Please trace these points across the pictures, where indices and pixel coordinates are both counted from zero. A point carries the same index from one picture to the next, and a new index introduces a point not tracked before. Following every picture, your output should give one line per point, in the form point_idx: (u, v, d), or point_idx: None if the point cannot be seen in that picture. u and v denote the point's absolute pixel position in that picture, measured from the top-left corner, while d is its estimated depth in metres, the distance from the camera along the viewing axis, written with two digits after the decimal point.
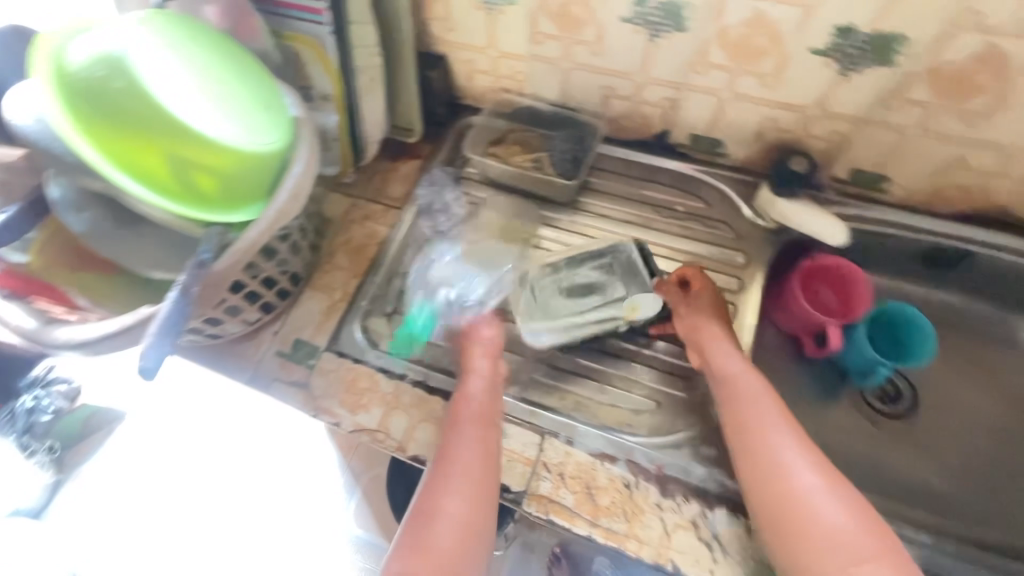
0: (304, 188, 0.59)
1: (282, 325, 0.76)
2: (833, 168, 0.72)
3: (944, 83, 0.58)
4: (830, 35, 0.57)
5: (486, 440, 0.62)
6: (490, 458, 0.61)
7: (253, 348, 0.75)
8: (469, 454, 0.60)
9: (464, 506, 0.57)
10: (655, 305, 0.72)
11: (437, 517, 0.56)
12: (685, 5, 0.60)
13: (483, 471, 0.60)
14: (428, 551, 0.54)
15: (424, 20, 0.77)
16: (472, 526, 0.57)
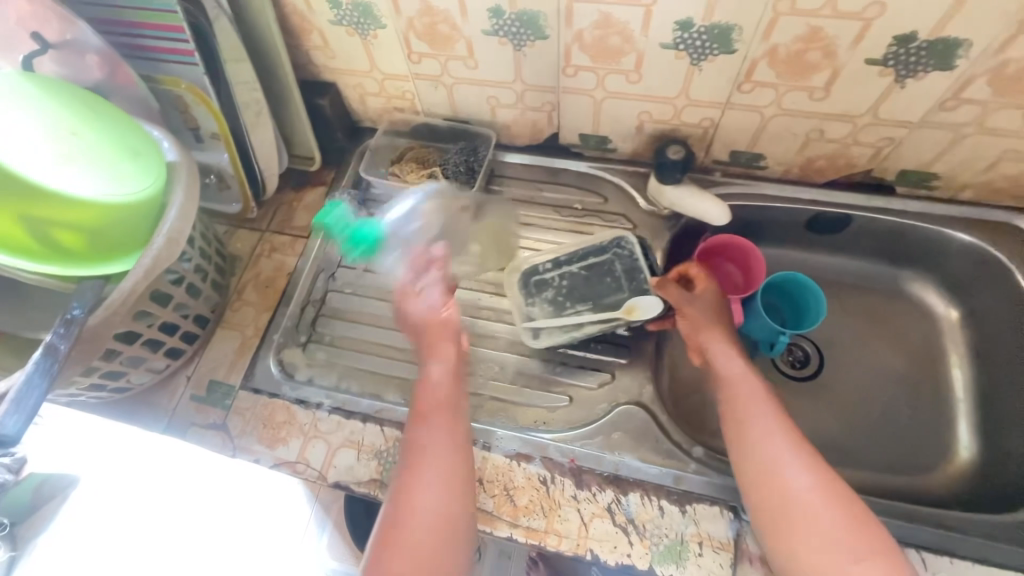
0: (182, 231, 0.59)
1: (195, 370, 0.75)
2: (710, 151, 0.76)
3: (784, 64, 0.61)
4: (673, 30, 0.60)
5: (455, 422, 0.59)
6: (461, 440, 0.59)
7: (168, 397, 0.73)
8: (441, 441, 0.57)
9: (443, 495, 0.54)
10: (656, 304, 0.70)
11: (416, 511, 0.53)
12: (538, 14, 0.63)
13: (456, 457, 0.57)
14: (409, 541, 0.52)
15: (306, 51, 0.79)
16: (453, 517, 0.54)
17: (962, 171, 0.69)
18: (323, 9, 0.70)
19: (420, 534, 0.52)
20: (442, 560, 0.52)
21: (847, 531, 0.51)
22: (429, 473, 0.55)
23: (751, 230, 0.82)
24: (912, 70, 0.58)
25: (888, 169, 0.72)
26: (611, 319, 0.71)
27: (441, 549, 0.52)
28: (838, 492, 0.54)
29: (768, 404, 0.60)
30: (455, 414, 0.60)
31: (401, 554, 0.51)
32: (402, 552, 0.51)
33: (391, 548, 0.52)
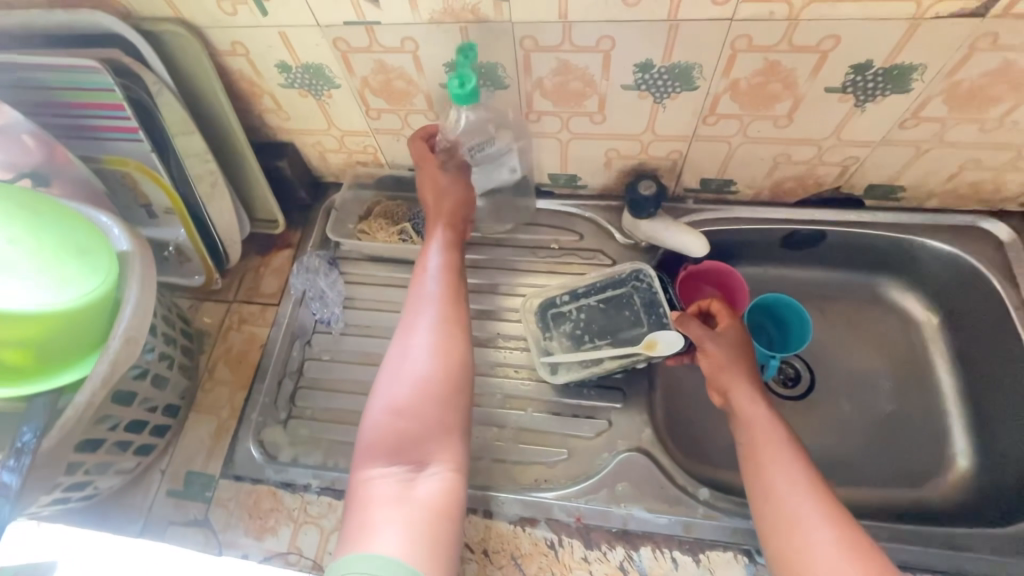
0: (141, 329, 0.56)
1: (169, 462, 0.70)
2: (681, 181, 0.76)
3: (746, 96, 0.61)
4: (633, 72, 0.60)
5: (456, 284, 0.64)
6: (457, 295, 0.63)
7: (142, 494, 0.69)
8: (442, 290, 0.62)
9: (446, 344, 0.59)
10: (676, 342, 0.68)
11: (415, 349, 0.58)
12: (497, 65, 0.62)
13: (454, 306, 0.62)
14: (407, 379, 0.56)
15: (259, 115, 0.76)
16: (449, 354, 0.58)
17: (926, 181, 0.71)
18: (273, 74, 0.68)
19: (416, 365, 0.57)
20: (441, 400, 0.56)
21: None
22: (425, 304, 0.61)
23: (728, 252, 0.82)
24: (870, 95, 0.59)
25: (855, 185, 0.73)
26: (632, 354, 0.70)
27: (439, 387, 0.56)
28: (861, 545, 0.51)
29: (789, 446, 0.58)
30: (456, 278, 0.65)
31: (401, 384, 0.56)
32: (401, 391, 0.56)
33: (390, 379, 0.57)
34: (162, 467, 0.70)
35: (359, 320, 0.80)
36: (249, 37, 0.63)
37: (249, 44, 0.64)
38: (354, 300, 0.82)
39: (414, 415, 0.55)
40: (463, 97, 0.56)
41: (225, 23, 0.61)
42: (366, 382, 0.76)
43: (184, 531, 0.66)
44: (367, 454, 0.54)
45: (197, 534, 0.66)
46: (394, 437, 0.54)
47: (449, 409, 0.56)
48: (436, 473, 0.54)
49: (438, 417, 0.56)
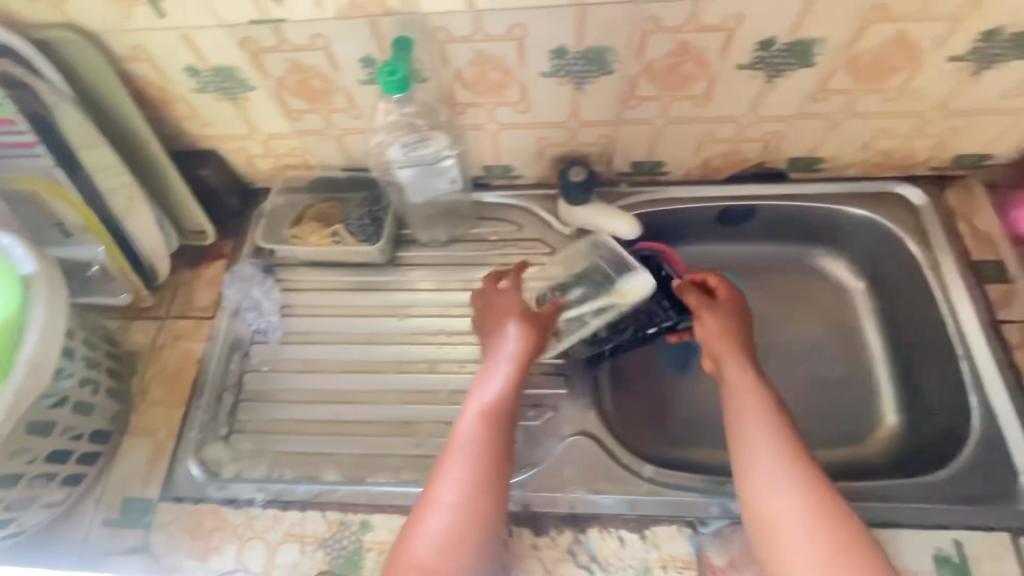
0: (49, 357, 0.58)
1: (103, 490, 0.70)
2: (607, 165, 0.81)
3: (661, 77, 0.67)
4: (549, 58, 0.66)
5: (509, 410, 0.64)
6: (503, 451, 0.61)
7: (75, 526, 0.68)
8: (490, 418, 0.63)
9: (485, 474, 0.60)
10: (648, 282, 0.71)
11: (454, 475, 0.59)
12: (420, 59, 0.66)
13: (495, 432, 0.62)
14: (438, 508, 0.58)
15: (178, 121, 0.77)
16: (484, 486, 0.59)
17: (844, 151, 0.78)
18: (182, 78, 0.70)
19: (450, 492, 0.58)
20: (473, 542, 0.56)
21: (826, 549, 0.54)
22: (467, 428, 0.62)
23: (655, 235, 0.86)
24: (779, 70, 0.66)
25: (760, 160, 0.79)
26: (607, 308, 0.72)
27: (474, 525, 0.57)
28: (826, 510, 0.56)
29: (770, 414, 0.62)
30: (512, 411, 0.64)
31: (436, 509, 0.58)
32: (435, 516, 0.57)
33: (429, 502, 0.59)
34: (102, 498, 0.69)
35: (303, 325, 0.82)
36: (153, 40, 0.65)
37: (194, 50, 0.66)
38: (298, 304, 0.83)
39: (444, 544, 0.56)
40: (395, 86, 0.61)
41: (145, 26, 0.64)
42: (307, 388, 0.78)
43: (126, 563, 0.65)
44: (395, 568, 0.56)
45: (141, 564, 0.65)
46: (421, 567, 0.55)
47: (476, 542, 0.57)
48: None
49: (464, 551, 0.56)
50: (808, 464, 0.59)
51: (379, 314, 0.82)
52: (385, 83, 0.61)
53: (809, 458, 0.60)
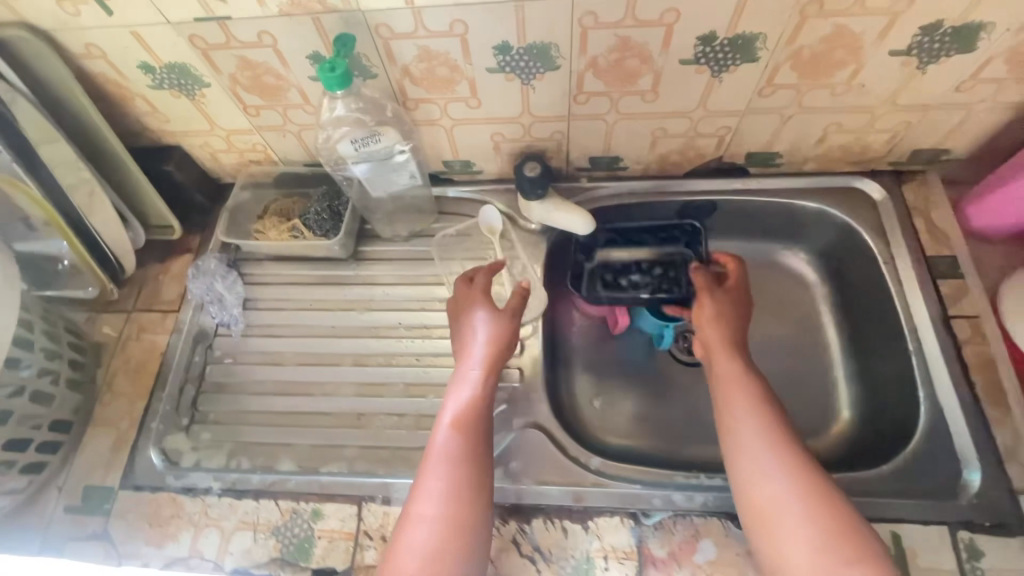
0: None
1: (195, 485, 0.68)
2: (725, 156, 0.74)
3: (805, 66, 0.59)
4: (695, 45, 0.57)
5: (770, 421, 0.58)
6: (771, 429, 0.57)
7: (167, 523, 0.66)
8: (755, 412, 0.59)
9: (783, 476, 0.54)
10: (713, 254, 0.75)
11: (763, 468, 0.55)
12: (549, 45, 0.59)
13: (777, 433, 0.57)
14: (785, 502, 0.53)
15: (270, 108, 0.70)
16: (805, 477, 0.54)
17: (974, 144, 0.69)
18: (301, 65, 0.63)
19: (776, 486, 0.54)
20: (820, 505, 0.52)
21: (813, 520, 0.51)
22: (752, 427, 0.58)
23: (767, 227, 0.81)
24: (934, 56, 0.57)
25: (900, 152, 0.72)
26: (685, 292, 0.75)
27: (808, 485, 0.53)
28: (804, 472, 0.54)
29: (758, 401, 0.60)
30: (763, 420, 0.58)
31: (774, 505, 0.53)
32: (780, 511, 0.53)
33: (759, 497, 0.54)
34: (186, 490, 0.68)
35: (396, 322, 0.78)
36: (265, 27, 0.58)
37: (279, 35, 0.59)
38: (387, 299, 0.79)
39: (813, 539, 0.51)
40: (334, 82, 0.56)
41: (244, 13, 0.57)
42: (407, 383, 0.74)
43: (207, 563, 0.63)
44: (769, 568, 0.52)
45: (219, 567, 0.63)
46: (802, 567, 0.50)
47: (849, 533, 0.51)
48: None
49: (845, 541, 0.50)
50: (789, 440, 0.57)
51: None
52: (325, 79, 0.56)
53: (795, 440, 0.57)
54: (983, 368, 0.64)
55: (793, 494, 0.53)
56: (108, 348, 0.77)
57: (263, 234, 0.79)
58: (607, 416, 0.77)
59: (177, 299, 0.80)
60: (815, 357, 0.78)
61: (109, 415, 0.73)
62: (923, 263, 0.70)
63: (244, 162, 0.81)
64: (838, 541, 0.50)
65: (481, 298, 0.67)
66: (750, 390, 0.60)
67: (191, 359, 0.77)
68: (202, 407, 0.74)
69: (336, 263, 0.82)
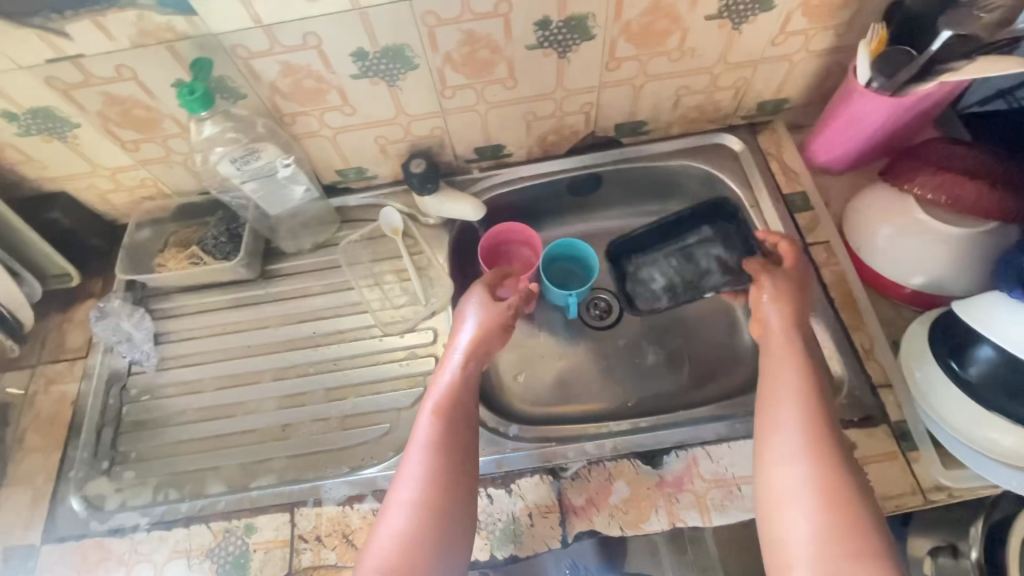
0: None
1: (123, 525, 0.67)
2: (597, 130, 0.80)
3: (637, 38, 0.66)
4: (535, 31, 0.63)
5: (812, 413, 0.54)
6: (816, 417, 0.55)
7: (96, 567, 0.65)
8: (800, 396, 0.56)
9: (809, 467, 0.52)
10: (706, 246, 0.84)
11: (788, 451, 0.53)
12: (402, 46, 0.63)
13: (816, 422, 0.54)
14: (798, 489, 0.51)
15: (150, 141, 0.71)
16: (834, 472, 0.51)
17: (807, 91, 0.77)
18: (169, 94, 0.65)
19: (796, 476, 0.51)
20: (840, 502, 0.49)
21: (826, 511, 0.49)
22: (791, 411, 0.55)
23: (650, 192, 0.87)
24: (744, 17, 0.65)
25: (748, 106, 0.79)
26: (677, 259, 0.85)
27: (833, 481, 0.50)
28: (833, 467, 0.51)
29: (804, 385, 0.57)
30: (804, 411, 0.55)
31: (790, 494, 0.51)
32: (797, 498, 0.51)
33: (775, 486, 0.52)
34: (113, 531, 0.67)
35: (312, 332, 0.79)
36: (121, 60, 0.60)
37: (137, 67, 0.61)
38: (302, 311, 0.81)
39: (825, 530, 0.48)
40: (195, 104, 0.59)
41: (97, 49, 0.58)
42: (328, 388, 0.75)
43: None
44: (770, 547, 0.51)
45: None
46: (804, 552, 0.48)
47: (862, 529, 0.48)
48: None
49: (858, 542, 0.47)
50: (832, 435, 0.54)
51: (388, 309, 0.80)
52: (186, 103, 0.59)
53: (836, 434, 0.54)
54: (840, 284, 0.71)
55: (814, 486, 0.51)
56: (15, 406, 0.75)
57: (165, 266, 0.79)
58: (529, 389, 0.80)
59: (84, 345, 0.79)
60: (710, 303, 0.84)
61: (24, 473, 0.71)
62: (781, 201, 0.77)
63: (137, 199, 0.81)
64: (851, 538, 0.47)
65: (480, 288, 0.71)
66: (799, 380, 0.57)
67: (106, 401, 0.76)
68: (123, 448, 0.74)
69: (245, 284, 0.83)
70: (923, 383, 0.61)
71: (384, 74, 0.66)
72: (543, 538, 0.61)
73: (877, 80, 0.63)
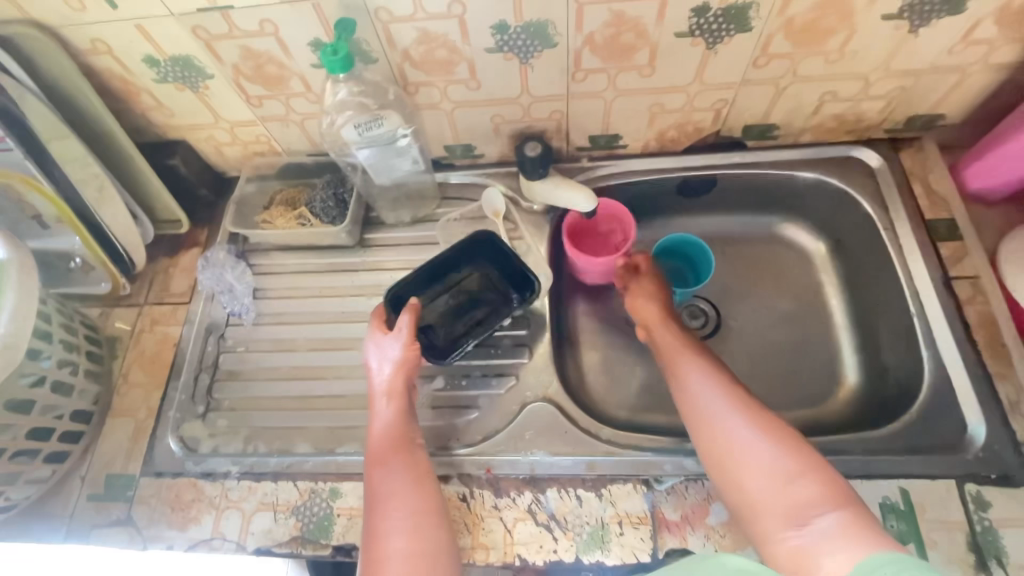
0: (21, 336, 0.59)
1: (214, 469, 0.70)
2: (724, 130, 0.75)
3: (799, 33, 0.60)
4: (689, 17, 0.59)
5: (708, 371, 0.60)
6: (720, 376, 0.59)
7: (188, 507, 0.68)
8: (699, 364, 0.61)
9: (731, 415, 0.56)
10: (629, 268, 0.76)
11: (715, 407, 0.57)
12: (545, 23, 0.60)
13: (722, 379, 0.59)
14: (737, 433, 0.54)
15: (274, 98, 0.72)
16: (756, 416, 0.55)
17: (972, 107, 0.69)
18: (303, 53, 0.64)
19: (739, 428, 0.55)
20: (776, 434, 0.54)
21: (773, 451, 0.53)
22: (697, 378, 0.59)
23: (767, 201, 0.81)
24: (925, 18, 0.58)
25: (897, 119, 0.72)
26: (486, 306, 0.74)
27: (761, 418, 0.55)
28: (755, 409, 0.56)
29: (696, 354, 0.62)
30: (711, 379, 0.59)
31: (733, 443, 0.54)
32: (741, 444, 0.54)
33: (722, 443, 0.55)
34: (206, 475, 0.70)
35: None
36: (264, 14, 0.60)
37: (280, 23, 0.61)
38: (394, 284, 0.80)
39: (776, 466, 0.52)
40: (337, 64, 0.58)
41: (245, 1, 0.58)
42: None
43: (229, 544, 0.65)
44: (747, 504, 0.52)
45: (241, 547, 0.65)
46: (768, 493, 0.51)
47: (804, 455, 0.52)
48: (836, 517, 0.48)
49: (801, 462, 0.52)
50: (734, 385, 0.59)
51: None
52: (328, 63, 0.58)
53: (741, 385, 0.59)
54: (985, 326, 0.64)
55: (750, 428, 0.54)
56: (122, 341, 0.79)
57: (270, 223, 0.80)
58: (615, 390, 0.78)
59: (188, 291, 0.82)
60: (818, 326, 0.78)
61: (127, 405, 0.75)
62: (922, 226, 0.70)
63: (249, 154, 0.83)
64: (797, 460, 0.52)
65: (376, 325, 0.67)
66: (687, 353, 0.62)
67: (204, 347, 0.78)
68: (216, 395, 0.76)
69: (342, 250, 0.83)
70: None
71: (520, 50, 0.63)
72: (633, 549, 0.59)
73: None
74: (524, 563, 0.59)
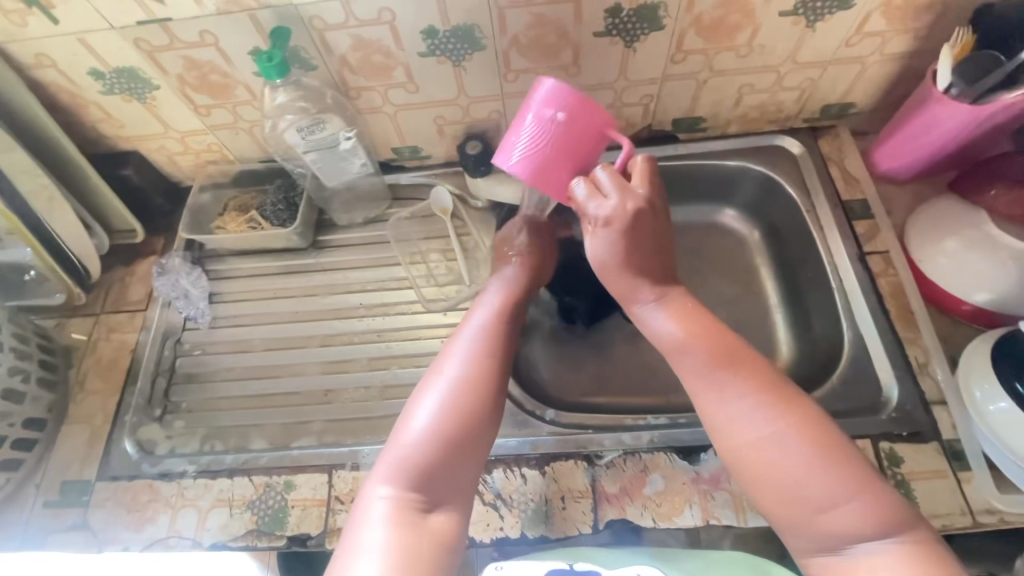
0: None
1: (171, 469, 0.71)
2: (655, 124, 0.79)
3: (708, 30, 0.65)
4: (605, 18, 0.63)
5: (740, 374, 0.52)
6: (757, 379, 0.52)
7: (145, 507, 0.68)
8: (728, 369, 0.52)
9: (767, 421, 0.50)
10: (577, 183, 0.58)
11: (748, 419, 0.50)
12: (472, 26, 0.64)
13: (758, 382, 0.52)
14: (770, 448, 0.49)
15: (221, 106, 0.74)
16: (796, 420, 0.50)
17: (878, 94, 0.75)
18: (244, 61, 0.67)
19: (772, 440, 0.49)
20: (817, 448, 0.48)
21: (815, 468, 0.48)
22: (726, 384, 0.52)
23: (702, 190, 0.86)
24: (820, 14, 0.63)
25: (813, 108, 0.77)
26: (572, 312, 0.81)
27: (800, 429, 0.49)
28: (795, 418, 0.50)
29: (718, 349, 0.54)
30: (744, 386, 0.51)
31: (767, 458, 0.49)
32: (777, 460, 0.49)
33: (755, 457, 0.49)
34: (162, 475, 0.70)
35: (358, 301, 0.81)
36: (202, 25, 0.63)
37: (220, 33, 0.64)
38: (348, 282, 0.83)
39: (815, 489, 0.47)
40: (272, 70, 0.61)
41: (184, 14, 0.61)
42: (371, 358, 0.77)
43: (185, 541, 0.66)
44: (776, 518, 0.49)
45: (197, 543, 0.66)
46: (804, 511, 0.47)
47: (851, 473, 0.48)
48: (883, 541, 0.45)
49: (844, 481, 0.47)
50: (769, 382, 0.52)
51: (431, 287, 0.81)
52: (264, 69, 0.61)
53: (784, 382, 0.52)
54: (896, 295, 0.69)
55: (788, 441, 0.49)
56: (79, 350, 0.80)
57: (223, 229, 0.83)
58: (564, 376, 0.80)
59: (145, 298, 0.83)
60: (754, 306, 0.83)
61: (84, 412, 0.75)
62: (840, 207, 0.75)
63: (202, 163, 0.85)
64: (842, 480, 0.47)
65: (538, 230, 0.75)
66: (712, 352, 0.53)
67: (161, 352, 0.80)
68: (174, 398, 0.77)
69: (297, 252, 0.85)
70: (982, 404, 0.59)
71: (450, 53, 0.67)
72: (575, 522, 0.62)
73: (957, 86, 0.61)
74: (472, 542, 0.61)
